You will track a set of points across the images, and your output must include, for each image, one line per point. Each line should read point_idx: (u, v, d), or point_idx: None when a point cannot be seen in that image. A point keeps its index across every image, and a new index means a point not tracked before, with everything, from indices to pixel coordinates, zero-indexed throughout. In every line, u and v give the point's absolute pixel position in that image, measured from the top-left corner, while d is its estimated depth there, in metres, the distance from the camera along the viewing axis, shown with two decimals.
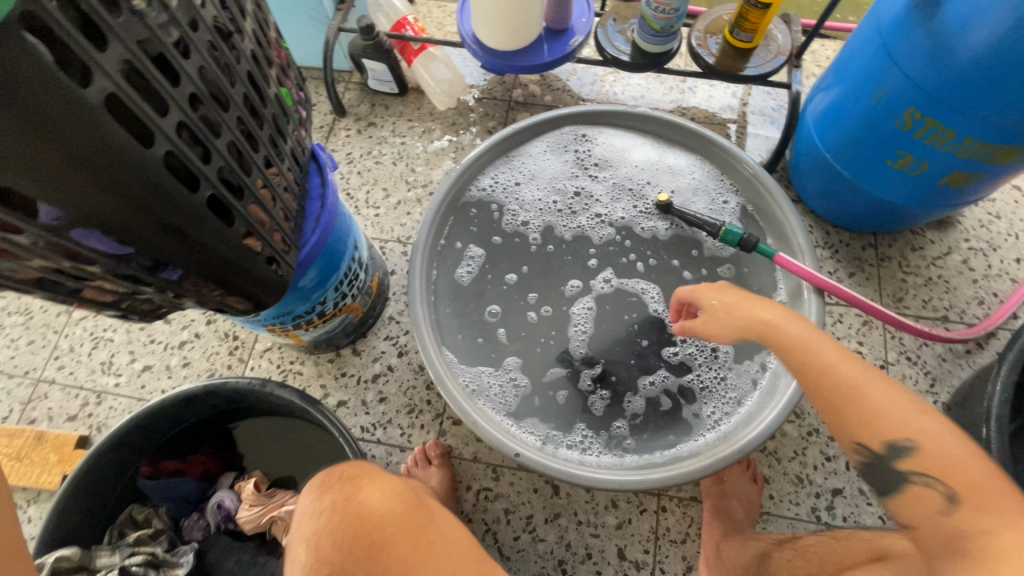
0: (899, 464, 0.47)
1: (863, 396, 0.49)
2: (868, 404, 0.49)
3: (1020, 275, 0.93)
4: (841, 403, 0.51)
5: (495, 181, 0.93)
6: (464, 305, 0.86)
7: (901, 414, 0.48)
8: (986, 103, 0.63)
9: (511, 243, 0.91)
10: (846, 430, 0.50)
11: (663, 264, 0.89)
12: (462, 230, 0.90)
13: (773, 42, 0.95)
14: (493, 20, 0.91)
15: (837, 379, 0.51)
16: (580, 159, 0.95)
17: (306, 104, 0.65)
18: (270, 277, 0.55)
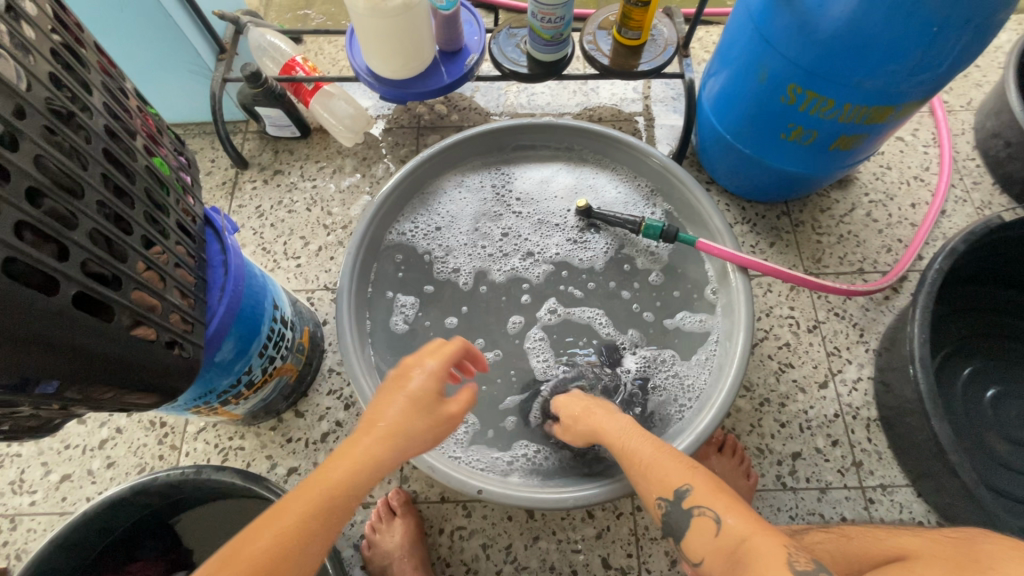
0: (684, 504, 0.53)
1: (656, 462, 0.58)
2: (660, 469, 0.57)
3: (917, 219, 1.00)
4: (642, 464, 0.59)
5: (418, 224, 0.92)
6: (405, 348, 0.84)
7: (679, 471, 0.56)
8: (853, 71, 0.67)
9: (446, 282, 0.89)
10: (650, 491, 0.57)
11: (602, 285, 0.89)
12: (391, 275, 0.88)
13: (660, 36, 0.98)
14: (383, 52, 0.89)
15: (642, 461, 0.59)
16: (500, 188, 0.95)
17: (191, 169, 0.61)
18: (175, 361, 0.51)
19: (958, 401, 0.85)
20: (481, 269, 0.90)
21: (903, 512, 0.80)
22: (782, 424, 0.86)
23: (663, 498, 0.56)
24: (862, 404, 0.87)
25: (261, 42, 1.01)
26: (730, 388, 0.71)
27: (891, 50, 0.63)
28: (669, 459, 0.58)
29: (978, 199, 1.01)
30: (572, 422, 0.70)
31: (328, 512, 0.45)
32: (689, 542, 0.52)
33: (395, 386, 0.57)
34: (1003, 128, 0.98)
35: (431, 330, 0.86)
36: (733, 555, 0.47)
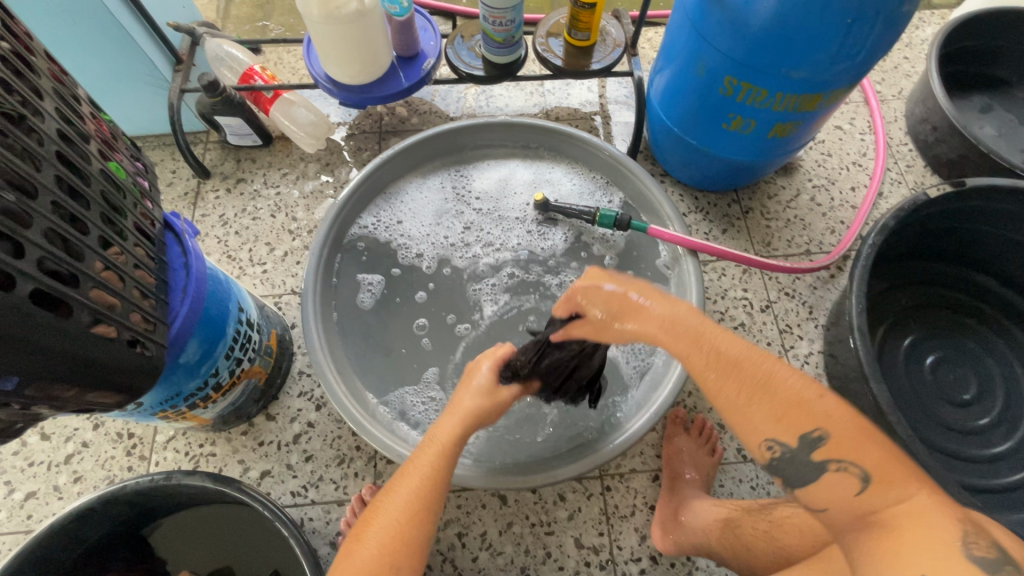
0: (817, 450, 0.47)
1: (781, 394, 0.49)
2: (782, 403, 0.49)
3: (857, 201, 1.06)
4: (757, 394, 0.49)
5: (381, 219, 0.94)
6: (373, 326, 0.87)
7: (822, 410, 0.48)
8: (782, 62, 0.72)
9: (409, 267, 0.92)
10: (766, 428, 0.49)
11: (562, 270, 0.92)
12: (355, 264, 0.90)
13: (609, 36, 1.02)
14: (340, 58, 0.91)
15: (769, 383, 0.50)
16: (461, 185, 0.98)
17: (149, 175, 0.62)
18: (137, 361, 0.51)
19: (901, 368, 0.91)
20: (443, 255, 0.93)
21: None
22: None
23: (780, 444, 0.48)
24: (814, 377, 0.91)
25: (218, 53, 1.02)
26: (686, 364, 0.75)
27: (813, 41, 0.68)
28: (807, 390, 0.49)
29: (912, 181, 1.08)
30: (659, 321, 0.56)
31: (436, 468, 0.58)
32: (806, 490, 0.48)
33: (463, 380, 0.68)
34: (929, 114, 1.05)
35: (401, 305, 0.88)
36: (872, 520, 0.45)
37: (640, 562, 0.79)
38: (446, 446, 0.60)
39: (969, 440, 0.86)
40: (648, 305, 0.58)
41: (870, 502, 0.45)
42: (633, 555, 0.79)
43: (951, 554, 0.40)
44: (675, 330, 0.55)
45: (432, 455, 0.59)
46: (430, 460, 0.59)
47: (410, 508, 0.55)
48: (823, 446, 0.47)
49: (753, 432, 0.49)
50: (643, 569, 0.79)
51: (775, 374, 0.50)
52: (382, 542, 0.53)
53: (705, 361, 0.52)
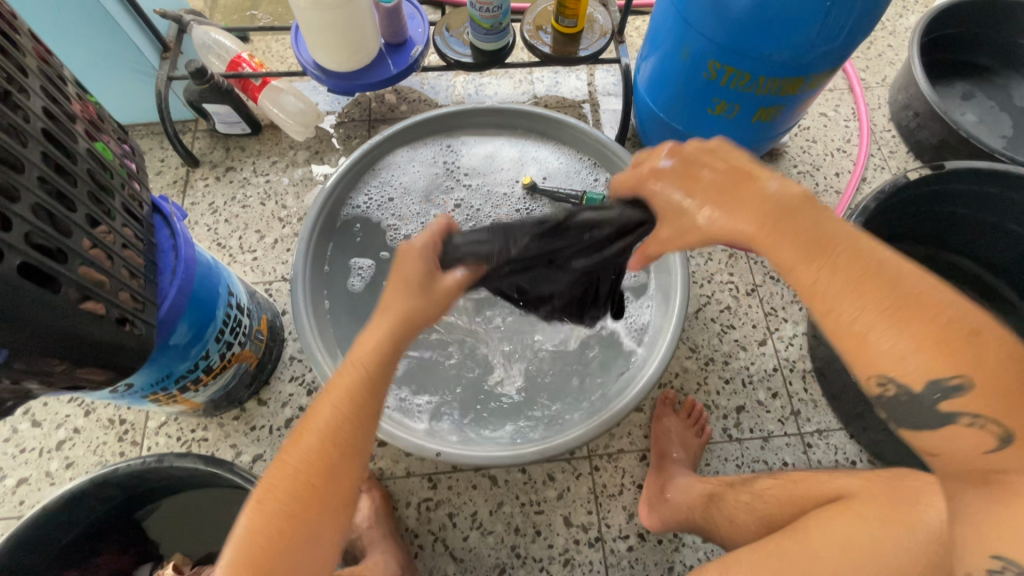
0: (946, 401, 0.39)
1: (918, 319, 0.40)
2: (919, 330, 0.39)
3: (841, 186, 1.08)
4: (887, 318, 0.40)
5: (370, 199, 0.94)
6: (362, 311, 0.88)
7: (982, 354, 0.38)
8: (764, 45, 0.73)
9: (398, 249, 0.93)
10: (891, 361, 0.40)
11: None
12: (346, 245, 0.91)
13: (596, 24, 1.03)
14: (329, 44, 0.91)
15: (909, 311, 0.40)
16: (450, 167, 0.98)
17: (136, 157, 0.62)
18: (125, 338, 0.52)
19: None
20: None
21: (839, 454, 0.87)
22: (726, 380, 0.91)
23: (897, 383, 0.40)
24: (798, 357, 0.93)
25: (206, 40, 1.01)
26: (670, 343, 0.76)
27: (793, 24, 0.69)
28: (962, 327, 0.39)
29: (895, 167, 1.10)
30: (769, 221, 0.45)
31: (354, 389, 0.49)
32: (920, 434, 0.41)
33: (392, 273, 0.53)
34: (911, 100, 1.07)
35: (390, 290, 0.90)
36: (995, 480, 0.38)
37: (628, 539, 0.81)
38: (369, 364, 0.50)
39: None
40: (773, 189, 0.46)
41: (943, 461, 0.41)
42: (621, 532, 0.81)
43: None
44: (781, 229, 0.44)
45: (353, 377, 0.50)
46: (349, 383, 0.49)
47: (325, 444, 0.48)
48: (964, 395, 0.38)
49: (867, 361, 0.41)
50: (631, 546, 0.80)
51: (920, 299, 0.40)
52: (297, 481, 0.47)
53: (831, 273, 0.42)
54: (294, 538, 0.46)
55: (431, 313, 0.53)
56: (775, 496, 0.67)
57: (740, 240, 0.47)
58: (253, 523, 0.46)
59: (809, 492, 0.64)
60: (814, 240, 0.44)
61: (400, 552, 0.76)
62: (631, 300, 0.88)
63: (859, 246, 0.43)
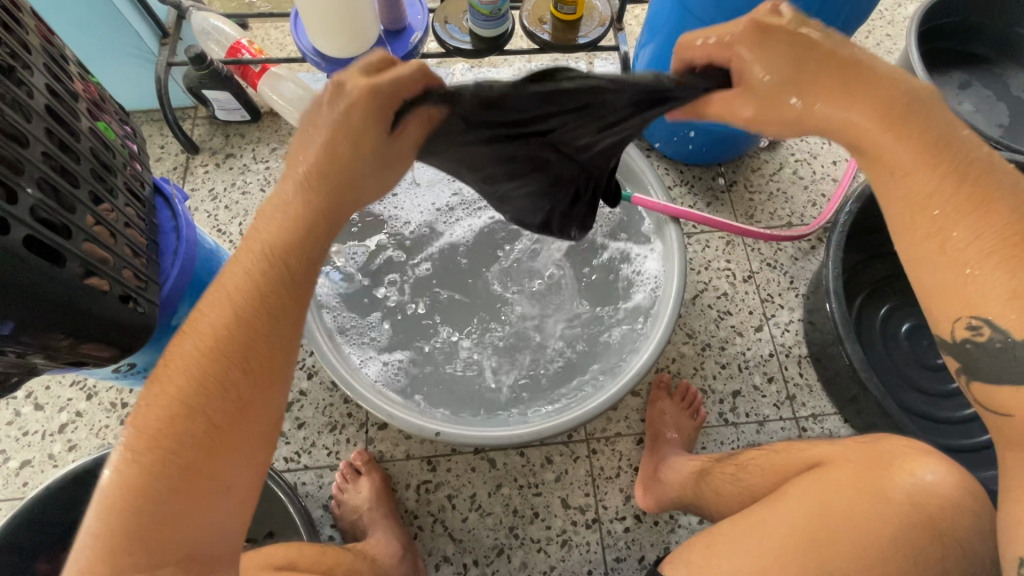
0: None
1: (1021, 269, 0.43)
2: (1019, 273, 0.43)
3: (838, 175, 1.08)
4: (993, 258, 0.44)
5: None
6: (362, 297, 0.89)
7: None
8: None
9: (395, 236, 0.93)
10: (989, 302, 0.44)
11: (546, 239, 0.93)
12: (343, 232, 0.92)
13: (596, 12, 1.02)
14: (328, 30, 0.91)
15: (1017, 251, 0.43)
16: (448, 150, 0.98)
17: (138, 140, 0.63)
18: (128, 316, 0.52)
19: (876, 334, 0.94)
20: (429, 224, 0.94)
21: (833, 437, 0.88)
22: (722, 365, 0.92)
23: (989, 325, 0.45)
24: (793, 343, 0.94)
25: (205, 26, 1.01)
26: (667, 326, 0.77)
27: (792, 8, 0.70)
28: None
29: None
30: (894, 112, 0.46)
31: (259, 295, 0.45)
32: (998, 387, 0.47)
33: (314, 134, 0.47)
34: None
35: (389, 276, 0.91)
36: None
37: (624, 520, 0.82)
38: (254, 264, 0.46)
39: (941, 402, 0.90)
40: (900, 80, 0.47)
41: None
42: (618, 513, 0.82)
43: None
44: (908, 127, 0.46)
45: (239, 279, 0.46)
46: (234, 285, 0.46)
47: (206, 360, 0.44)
48: None
49: (961, 301, 0.45)
50: (627, 528, 0.81)
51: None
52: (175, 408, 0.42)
53: (953, 190, 0.45)
54: (198, 470, 0.42)
55: (368, 188, 0.50)
56: (760, 465, 0.69)
57: (849, 132, 0.48)
58: (127, 475, 0.41)
59: (790, 459, 0.66)
60: (942, 150, 0.46)
61: (400, 532, 0.77)
62: (630, 286, 0.88)
63: (982, 164, 0.46)
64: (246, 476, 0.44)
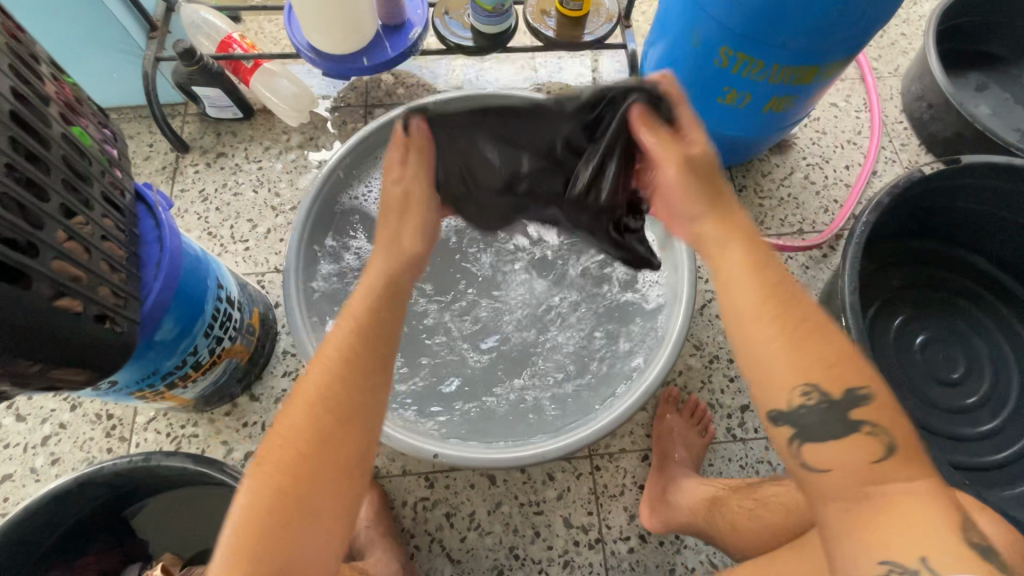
0: (855, 413, 0.40)
1: (816, 338, 0.41)
2: (815, 341, 0.41)
3: (851, 180, 1.05)
4: (785, 328, 0.41)
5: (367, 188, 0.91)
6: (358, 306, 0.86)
7: (857, 370, 0.41)
8: (780, 31, 0.69)
9: None
10: (805, 365, 0.40)
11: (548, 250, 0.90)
12: (340, 238, 0.89)
13: (602, 8, 0.99)
14: (324, 25, 0.87)
15: (809, 326, 0.41)
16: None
17: (119, 143, 0.59)
18: (103, 336, 0.49)
19: (891, 347, 0.91)
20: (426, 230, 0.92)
21: None
22: (731, 379, 0.89)
23: (819, 390, 0.40)
24: None
25: (195, 19, 0.97)
26: (675, 342, 0.73)
27: (812, 8, 0.66)
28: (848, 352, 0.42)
29: (906, 160, 1.07)
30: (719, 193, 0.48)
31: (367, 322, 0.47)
32: (817, 448, 0.41)
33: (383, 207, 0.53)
34: (925, 91, 1.04)
35: None
36: (873, 493, 0.38)
37: (628, 540, 0.79)
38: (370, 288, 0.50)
39: (955, 419, 0.87)
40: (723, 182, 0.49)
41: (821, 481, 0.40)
42: (622, 533, 0.79)
43: (953, 544, 0.36)
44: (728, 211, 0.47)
45: (361, 300, 0.49)
46: (358, 307, 0.49)
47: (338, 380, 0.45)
48: (868, 404, 0.40)
49: (781, 372, 0.41)
50: (632, 548, 0.79)
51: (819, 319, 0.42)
52: (305, 428, 0.43)
53: (774, 279, 0.43)
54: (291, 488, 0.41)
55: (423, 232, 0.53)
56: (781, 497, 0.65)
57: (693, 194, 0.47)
58: (250, 496, 0.42)
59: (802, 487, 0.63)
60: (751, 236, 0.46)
61: (397, 552, 0.74)
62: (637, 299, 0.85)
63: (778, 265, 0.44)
64: (332, 505, 0.42)
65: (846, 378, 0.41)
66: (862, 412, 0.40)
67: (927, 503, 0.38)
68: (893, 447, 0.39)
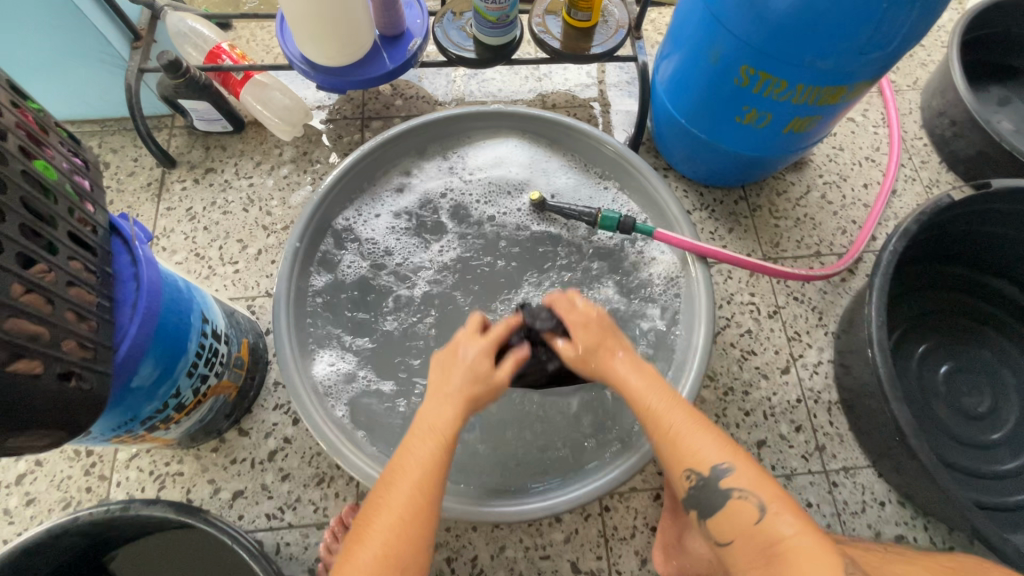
0: (721, 484, 0.53)
1: (683, 436, 0.56)
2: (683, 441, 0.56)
3: (870, 199, 1.00)
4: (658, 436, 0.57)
5: (360, 211, 0.88)
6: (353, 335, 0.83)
7: (719, 449, 0.55)
8: (807, 49, 0.64)
9: (390, 266, 0.87)
10: (678, 462, 0.56)
11: (552, 279, 0.86)
12: (336, 261, 0.86)
13: (611, 18, 0.94)
14: (317, 36, 0.82)
15: (672, 431, 0.56)
16: (452, 173, 0.92)
17: (91, 173, 0.54)
18: (67, 395, 0.44)
19: (913, 378, 0.86)
20: (425, 252, 0.88)
21: (866, 493, 0.81)
22: (746, 412, 0.85)
23: (695, 471, 0.55)
24: (823, 388, 0.87)
25: (181, 28, 0.93)
26: (692, 384, 0.69)
27: (843, 27, 0.61)
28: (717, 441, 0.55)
29: (927, 178, 1.02)
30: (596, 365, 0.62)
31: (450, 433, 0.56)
32: (719, 522, 0.53)
33: (448, 348, 0.63)
34: (948, 107, 0.99)
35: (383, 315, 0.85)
36: (774, 549, 0.48)
37: None
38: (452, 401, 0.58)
39: (981, 455, 0.83)
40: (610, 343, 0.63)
41: (768, 527, 0.50)
42: None
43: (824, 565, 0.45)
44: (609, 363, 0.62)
45: (442, 410, 0.57)
46: (443, 416, 0.56)
47: (428, 471, 0.53)
48: (729, 474, 0.53)
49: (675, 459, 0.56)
50: None
51: (683, 426, 0.56)
52: (401, 506, 0.51)
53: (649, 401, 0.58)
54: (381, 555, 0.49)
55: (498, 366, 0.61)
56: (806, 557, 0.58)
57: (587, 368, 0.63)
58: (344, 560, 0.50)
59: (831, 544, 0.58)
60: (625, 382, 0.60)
61: None
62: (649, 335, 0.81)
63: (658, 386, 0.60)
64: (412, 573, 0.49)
65: (710, 458, 0.54)
66: (731, 480, 0.53)
67: (803, 545, 0.47)
68: (761, 504, 0.51)
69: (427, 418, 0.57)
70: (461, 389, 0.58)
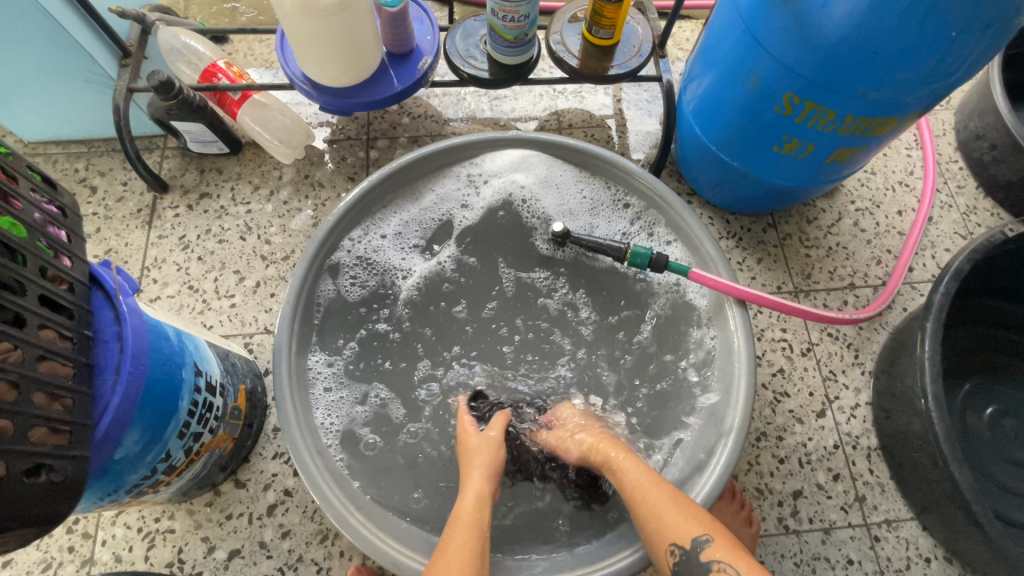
0: (699, 555, 0.54)
1: (661, 512, 0.58)
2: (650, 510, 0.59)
3: (905, 227, 0.95)
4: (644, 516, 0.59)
5: (365, 241, 0.82)
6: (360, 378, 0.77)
7: (693, 522, 0.57)
8: (861, 78, 0.59)
9: (400, 300, 0.82)
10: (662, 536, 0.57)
11: (573, 320, 0.82)
12: (342, 296, 0.80)
13: (634, 35, 0.88)
14: (320, 56, 0.76)
15: (654, 506, 0.59)
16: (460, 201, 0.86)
17: (69, 220, 0.47)
18: (34, 493, 0.38)
19: (958, 422, 0.80)
20: (436, 285, 0.83)
21: (910, 549, 0.76)
22: (780, 460, 0.79)
23: (677, 546, 0.56)
24: (861, 433, 0.81)
25: (174, 44, 0.87)
26: (733, 447, 0.64)
27: (903, 55, 0.55)
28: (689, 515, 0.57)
29: (964, 205, 0.97)
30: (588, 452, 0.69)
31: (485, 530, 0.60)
32: None
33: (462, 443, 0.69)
34: (987, 130, 0.93)
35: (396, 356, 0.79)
36: None
37: None
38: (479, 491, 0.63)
39: None
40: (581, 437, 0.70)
41: None
42: None
43: None
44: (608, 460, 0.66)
45: (473, 501, 0.62)
46: (473, 507, 0.62)
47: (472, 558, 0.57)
48: (706, 544, 0.55)
49: (658, 534, 0.58)
50: None
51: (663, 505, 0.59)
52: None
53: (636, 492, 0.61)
54: None
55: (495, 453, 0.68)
56: None
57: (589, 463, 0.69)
58: None
59: None
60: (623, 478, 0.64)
61: None
62: (677, 381, 0.76)
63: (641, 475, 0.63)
64: None
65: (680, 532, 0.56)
66: (705, 550, 0.54)
67: None
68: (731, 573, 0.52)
69: (466, 512, 0.61)
70: (480, 479, 0.64)
